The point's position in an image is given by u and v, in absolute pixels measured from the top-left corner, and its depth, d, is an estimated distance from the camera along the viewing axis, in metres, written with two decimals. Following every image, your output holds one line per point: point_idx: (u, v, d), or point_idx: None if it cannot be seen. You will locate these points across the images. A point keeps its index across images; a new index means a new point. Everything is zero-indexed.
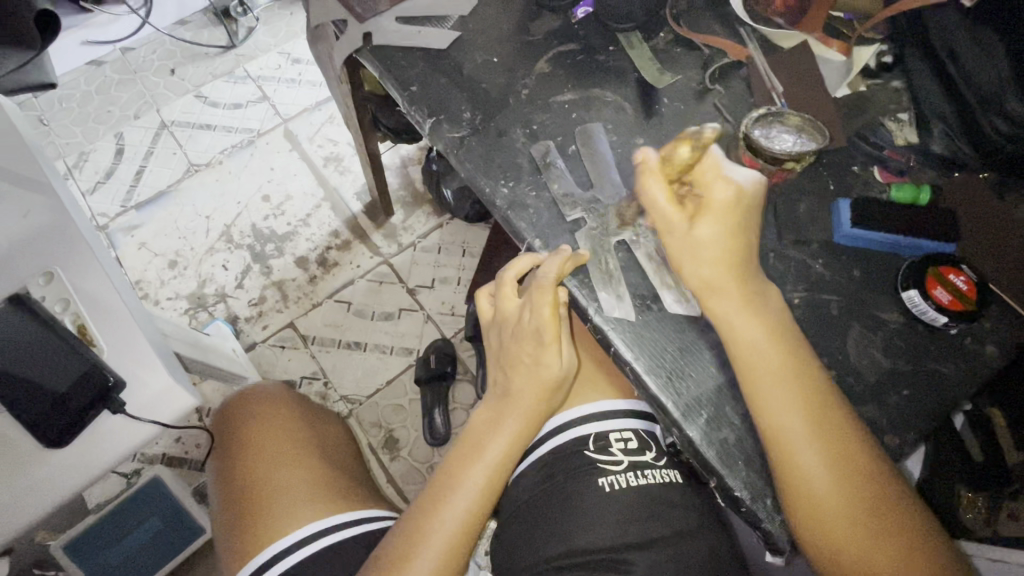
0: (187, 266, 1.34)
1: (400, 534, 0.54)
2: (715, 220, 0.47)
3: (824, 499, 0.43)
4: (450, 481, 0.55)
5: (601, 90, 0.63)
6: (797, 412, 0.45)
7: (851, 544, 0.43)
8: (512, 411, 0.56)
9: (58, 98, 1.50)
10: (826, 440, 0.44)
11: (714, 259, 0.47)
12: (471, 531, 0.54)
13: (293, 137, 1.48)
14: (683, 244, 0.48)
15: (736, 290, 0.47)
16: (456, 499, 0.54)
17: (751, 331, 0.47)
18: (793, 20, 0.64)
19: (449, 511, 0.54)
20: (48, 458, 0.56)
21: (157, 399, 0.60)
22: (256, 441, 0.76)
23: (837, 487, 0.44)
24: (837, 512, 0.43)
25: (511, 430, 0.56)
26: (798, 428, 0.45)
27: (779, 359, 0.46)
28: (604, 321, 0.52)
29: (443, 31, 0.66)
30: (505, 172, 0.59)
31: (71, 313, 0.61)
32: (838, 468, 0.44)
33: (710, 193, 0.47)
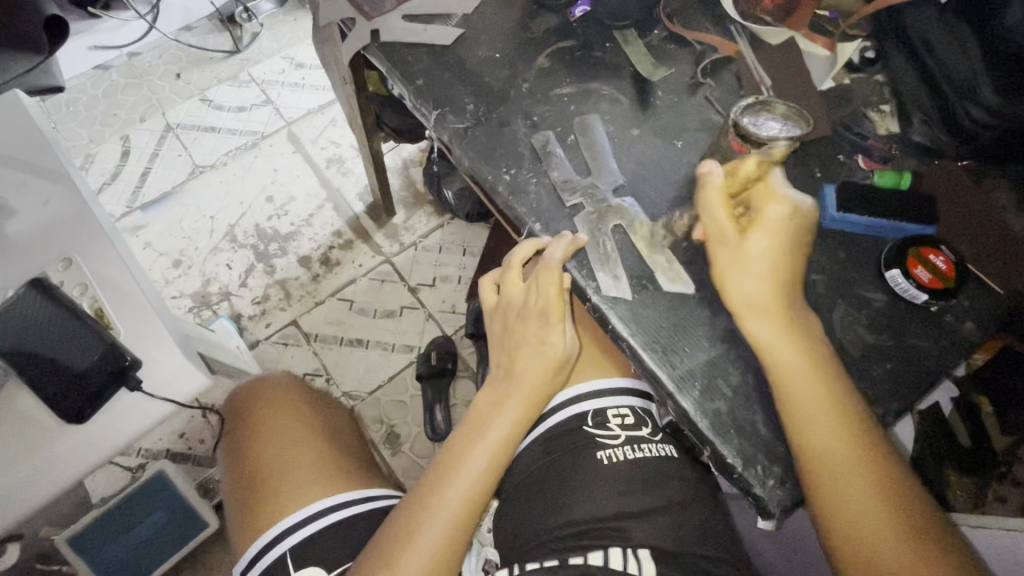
0: (191, 266, 1.36)
1: (407, 508, 0.56)
2: (765, 235, 0.51)
3: (828, 465, 0.47)
4: (457, 458, 0.57)
5: (598, 84, 0.66)
6: (808, 387, 0.49)
7: (853, 489, 0.47)
8: (515, 391, 0.58)
9: (65, 101, 1.53)
10: (828, 404, 0.48)
11: (762, 279, 0.50)
12: (477, 503, 0.56)
13: (297, 139, 1.51)
14: (733, 257, 0.51)
15: (775, 312, 0.50)
16: (461, 474, 0.56)
17: (752, 285, 0.50)
18: (780, 18, 0.67)
19: (456, 485, 0.55)
20: (68, 434, 0.59)
21: (173, 379, 0.63)
22: (276, 428, 0.78)
23: (832, 453, 0.47)
24: (838, 460, 0.47)
25: (516, 409, 0.57)
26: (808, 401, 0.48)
27: (792, 342, 0.50)
28: (602, 300, 0.55)
29: (448, 28, 0.69)
30: (507, 160, 0.62)
31: (89, 297, 0.64)
32: (841, 437, 0.48)
33: (763, 213, 0.51)
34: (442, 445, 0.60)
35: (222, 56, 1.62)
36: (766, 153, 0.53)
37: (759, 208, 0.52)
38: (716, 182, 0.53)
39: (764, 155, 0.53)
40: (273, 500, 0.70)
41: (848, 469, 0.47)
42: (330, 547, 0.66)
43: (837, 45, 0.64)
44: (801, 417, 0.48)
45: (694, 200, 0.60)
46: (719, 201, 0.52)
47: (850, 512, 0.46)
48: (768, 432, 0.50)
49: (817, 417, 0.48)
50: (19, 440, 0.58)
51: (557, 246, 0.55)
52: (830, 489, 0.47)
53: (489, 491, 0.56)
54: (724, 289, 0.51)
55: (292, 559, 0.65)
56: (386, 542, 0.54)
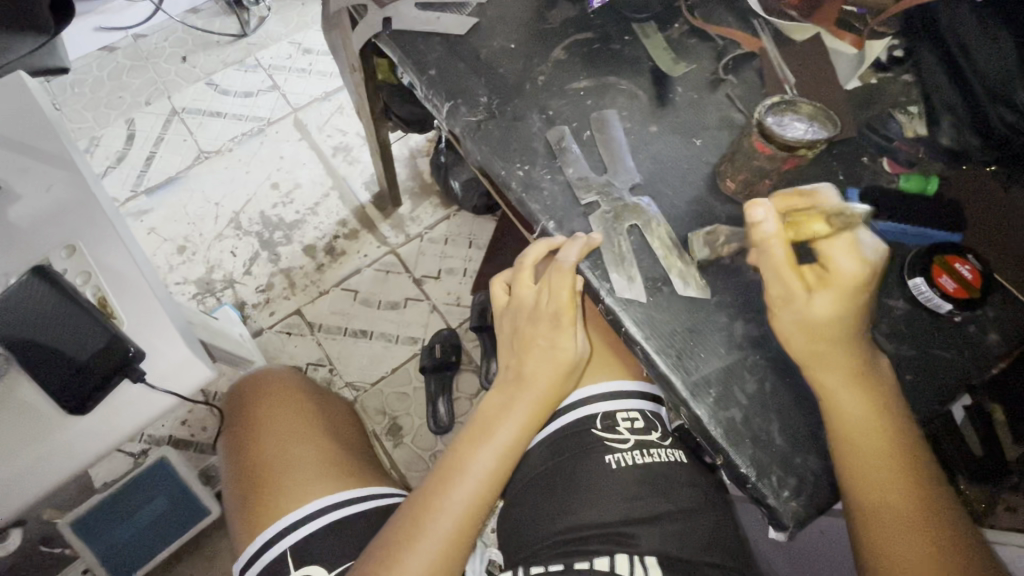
0: (195, 252, 1.35)
1: (410, 509, 0.55)
2: (833, 295, 0.47)
3: (869, 479, 0.46)
4: (463, 459, 0.56)
5: (615, 78, 0.64)
6: (847, 392, 0.47)
7: (883, 492, 0.46)
8: (521, 396, 0.57)
9: (70, 83, 1.51)
10: (865, 405, 0.47)
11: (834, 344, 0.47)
12: (482, 506, 0.55)
13: (304, 126, 1.49)
14: (795, 314, 0.48)
15: (838, 361, 0.48)
16: (467, 476, 0.55)
17: (806, 340, 0.48)
18: (806, 13, 0.65)
19: (462, 487, 0.55)
20: (69, 424, 0.58)
21: (176, 370, 0.61)
22: (293, 424, 0.77)
23: (867, 455, 0.46)
24: (870, 461, 0.46)
25: (523, 413, 0.56)
26: (853, 410, 0.47)
27: (844, 373, 0.48)
28: (615, 302, 0.53)
29: (461, 18, 0.67)
30: (521, 155, 0.60)
31: (92, 287, 0.63)
32: (885, 453, 0.46)
33: (834, 270, 0.47)
34: (447, 446, 0.59)
35: (229, 40, 1.60)
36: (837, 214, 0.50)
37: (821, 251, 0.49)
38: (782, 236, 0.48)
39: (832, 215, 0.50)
40: (277, 493, 0.69)
41: (888, 485, 0.46)
42: (330, 545, 0.65)
43: (865, 43, 0.62)
44: (847, 425, 0.47)
45: (712, 200, 0.58)
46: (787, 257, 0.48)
47: (890, 528, 0.45)
48: (784, 443, 0.49)
49: (859, 423, 0.47)
50: (20, 430, 0.58)
51: (573, 248, 0.54)
52: (868, 501, 0.46)
53: (494, 493, 0.56)
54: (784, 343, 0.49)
55: (293, 554, 0.65)
56: (389, 542, 0.53)
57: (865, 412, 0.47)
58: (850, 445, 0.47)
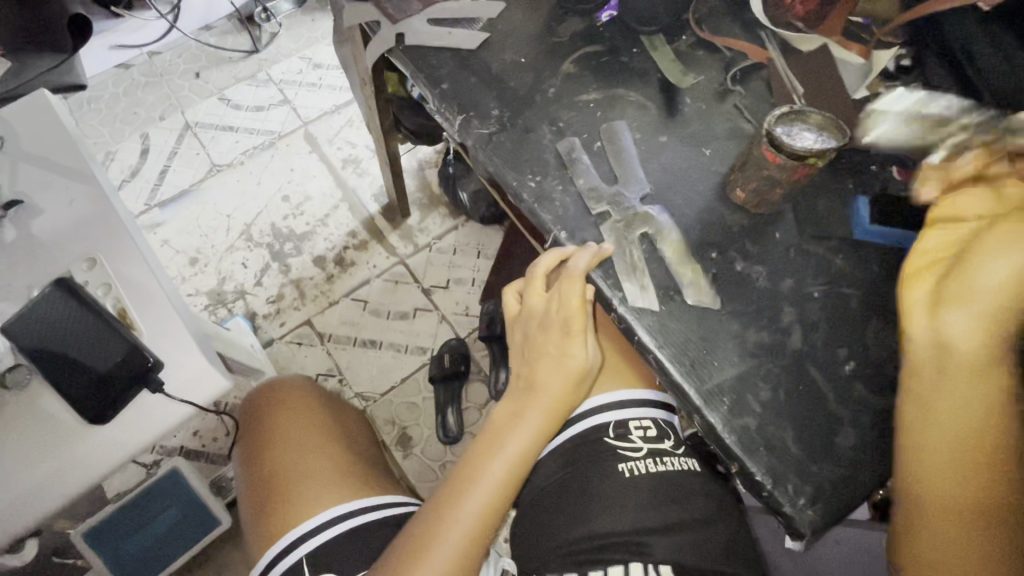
0: (208, 264, 1.37)
1: (425, 517, 0.55)
2: (956, 295, 0.45)
3: (938, 479, 0.43)
4: (477, 466, 0.56)
5: (624, 90, 0.65)
6: (965, 390, 0.43)
7: (955, 498, 0.43)
8: (533, 404, 0.57)
9: (88, 99, 1.55)
10: (969, 414, 0.43)
11: (949, 344, 0.44)
12: (493, 516, 0.55)
13: (314, 139, 1.52)
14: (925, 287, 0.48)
15: (957, 356, 0.44)
16: (478, 485, 0.55)
17: (920, 333, 0.46)
18: (812, 25, 0.66)
19: (473, 496, 0.55)
20: (90, 433, 0.59)
21: (194, 380, 0.62)
22: (314, 440, 0.77)
23: (949, 456, 0.43)
24: (954, 467, 0.43)
25: (535, 421, 0.57)
26: (962, 411, 0.43)
27: (968, 375, 0.43)
28: (627, 311, 0.54)
29: (472, 33, 0.68)
30: (532, 166, 0.61)
31: (113, 298, 0.64)
32: (981, 464, 0.42)
33: (974, 274, 0.44)
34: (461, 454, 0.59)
35: (241, 56, 1.63)
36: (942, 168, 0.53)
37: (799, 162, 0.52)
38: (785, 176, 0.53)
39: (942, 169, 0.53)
40: (294, 502, 0.70)
41: (971, 500, 0.42)
42: (341, 555, 0.65)
43: (871, 54, 0.62)
44: (932, 418, 0.44)
45: (722, 209, 0.58)
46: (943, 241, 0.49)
47: (943, 536, 0.43)
48: (801, 452, 0.49)
49: (958, 424, 0.43)
50: (42, 439, 0.59)
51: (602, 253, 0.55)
52: (936, 502, 0.43)
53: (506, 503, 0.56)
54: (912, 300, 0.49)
55: (309, 563, 0.65)
56: (402, 550, 0.54)
57: (964, 416, 0.43)
58: (933, 444, 0.44)
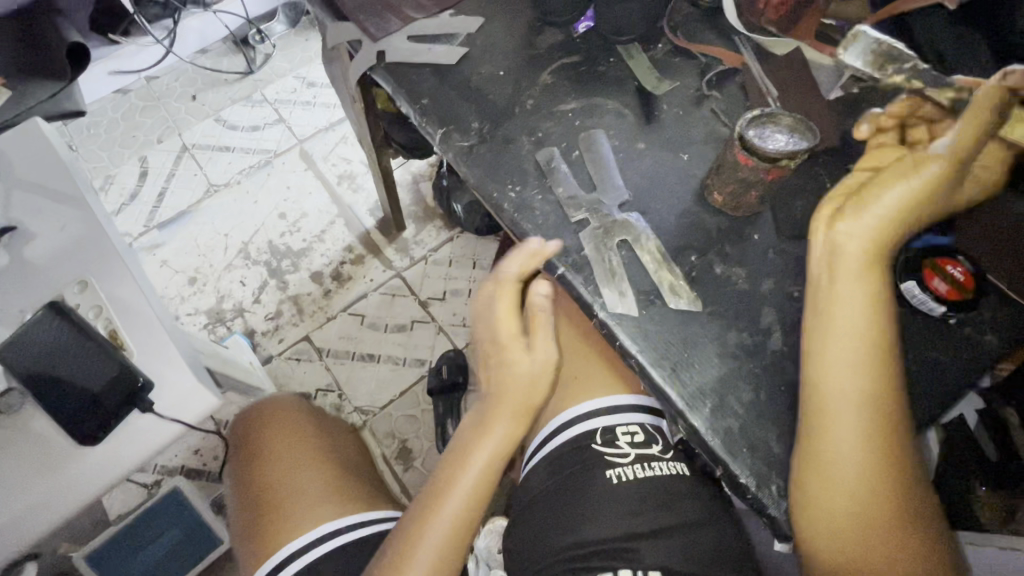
0: (206, 283, 1.39)
1: (402, 533, 0.56)
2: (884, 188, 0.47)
3: (836, 415, 0.46)
4: (447, 485, 0.56)
5: (602, 99, 0.66)
6: (864, 307, 0.47)
7: (846, 445, 0.46)
8: (498, 421, 0.56)
9: (87, 124, 1.58)
10: (869, 360, 0.46)
11: (865, 315, 0.47)
12: (464, 533, 0.55)
13: (309, 157, 1.53)
14: (864, 230, 0.47)
15: (856, 260, 0.47)
16: (448, 502, 0.55)
17: (845, 239, 0.48)
18: (785, 27, 0.67)
19: (444, 517, 0.55)
20: (81, 455, 0.60)
21: (184, 399, 0.63)
22: (285, 446, 0.78)
23: (849, 396, 0.46)
24: (848, 404, 0.46)
25: (501, 436, 0.56)
26: (860, 323, 0.47)
27: (865, 290, 0.47)
28: (608, 316, 0.54)
29: (451, 48, 0.70)
30: (512, 177, 0.62)
31: (104, 320, 0.65)
32: (873, 407, 0.46)
33: (881, 188, 0.47)
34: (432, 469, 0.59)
35: (236, 77, 1.66)
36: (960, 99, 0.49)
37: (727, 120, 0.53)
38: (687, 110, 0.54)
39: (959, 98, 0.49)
40: (283, 519, 0.71)
41: (859, 441, 0.46)
42: (335, 567, 0.66)
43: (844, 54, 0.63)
44: (834, 338, 0.47)
45: (701, 213, 0.59)
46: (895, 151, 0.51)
47: (830, 481, 0.45)
48: (783, 451, 0.49)
49: (856, 348, 0.47)
50: (34, 462, 0.59)
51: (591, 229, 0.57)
52: (827, 442, 0.46)
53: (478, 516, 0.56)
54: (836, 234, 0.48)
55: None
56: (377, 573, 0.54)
57: (866, 355, 0.47)
58: (840, 371, 0.47)
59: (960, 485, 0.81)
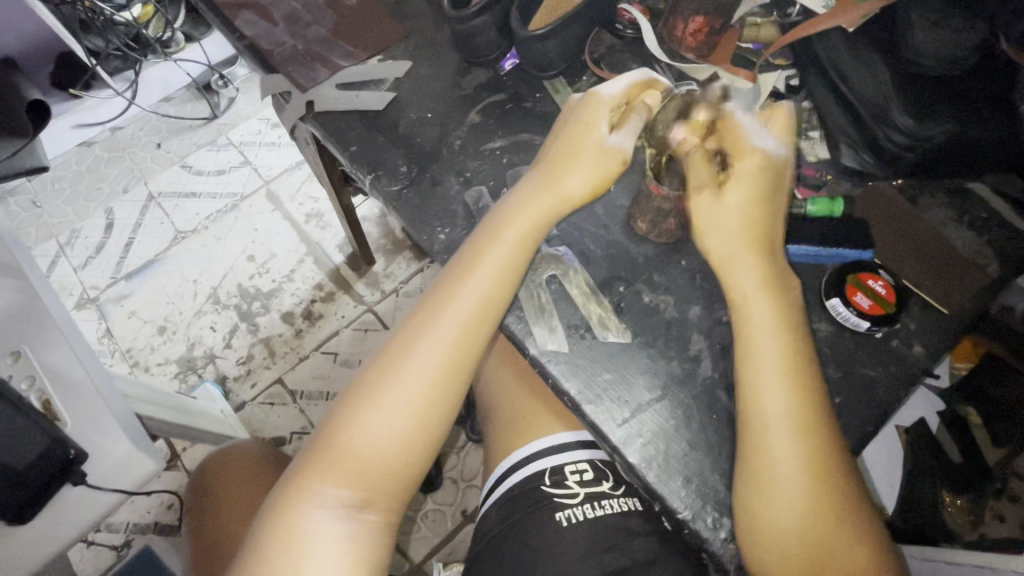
0: (176, 331, 1.37)
1: (316, 445, 0.53)
2: (741, 189, 0.50)
3: (766, 436, 0.46)
4: (421, 329, 0.54)
5: (530, 135, 0.67)
6: (774, 322, 0.48)
7: (784, 467, 0.45)
8: (475, 280, 0.54)
9: (50, 180, 1.57)
10: (795, 379, 0.47)
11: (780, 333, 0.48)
12: (389, 461, 0.52)
13: (275, 197, 1.53)
14: (729, 236, 0.50)
15: (755, 264, 0.50)
16: (420, 350, 0.53)
17: (740, 261, 0.50)
18: (704, 54, 0.69)
19: (413, 365, 0.52)
20: (14, 534, 0.58)
21: (120, 467, 0.62)
22: (248, 500, 0.79)
23: (778, 415, 0.46)
24: (782, 426, 0.46)
25: (479, 295, 0.54)
26: (772, 339, 0.48)
27: (773, 305, 0.49)
28: (540, 354, 0.54)
29: (379, 93, 0.70)
30: (441, 219, 0.62)
31: (36, 390, 0.63)
32: (807, 429, 0.45)
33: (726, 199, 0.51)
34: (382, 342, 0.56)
35: (200, 123, 1.66)
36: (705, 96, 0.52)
37: (642, 108, 0.55)
38: (596, 95, 0.55)
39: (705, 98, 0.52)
40: None
41: (795, 464, 0.45)
42: None
43: (758, 77, 0.65)
44: (754, 355, 0.48)
45: (629, 242, 0.59)
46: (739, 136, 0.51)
47: (772, 507, 0.44)
48: (720, 481, 0.48)
49: (774, 365, 0.47)
50: None
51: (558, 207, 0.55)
52: (765, 465, 0.45)
53: (454, 380, 0.53)
54: (700, 243, 0.52)
55: None
56: (337, 418, 0.53)
57: (790, 374, 0.47)
58: (767, 390, 0.47)
59: (933, 487, 0.81)
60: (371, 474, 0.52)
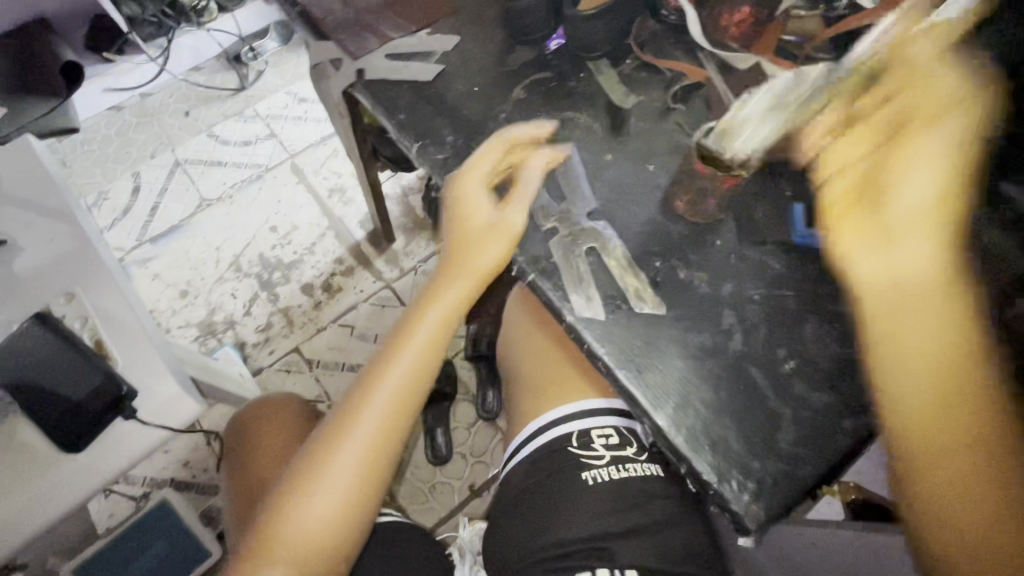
0: (197, 296, 1.40)
1: (308, 446, 0.60)
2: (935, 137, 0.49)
3: (877, 361, 0.47)
4: (399, 346, 0.60)
5: (572, 113, 0.69)
6: (900, 249, 0.47)
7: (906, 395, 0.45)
8: (440, 304, 0.60)
9: (80, 141, 1.60)
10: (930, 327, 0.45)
11: (917, 294, 0.46)
12: (372, 460, 0.59)
13: (300, 170, 1.56)
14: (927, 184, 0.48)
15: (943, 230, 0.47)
16: (391, 376, 0.60)
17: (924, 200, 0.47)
18: (746, 44, 0.69)
19: (391, 380, 0.59)
20: (65, 461, 0.61)
21: (166, 407, 0.65)
22: (282, 450, 0.81)
23: (905, 353, 0.46)
24: (905, 351, 0.46)
25: (446, 323, 0.60)
26: (935, 263, 0.46)
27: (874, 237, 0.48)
28: (576, 320, 0.56)
29: (428, 65, 0.72)
30: (484, 189, 0.65)
31: (89, 329, 0.66)
32: (915, 365, 0.45)
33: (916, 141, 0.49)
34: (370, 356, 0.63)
35: (229, 93, 1.69)
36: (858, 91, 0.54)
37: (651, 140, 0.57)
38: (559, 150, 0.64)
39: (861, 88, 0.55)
40: None
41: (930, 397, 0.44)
42: None
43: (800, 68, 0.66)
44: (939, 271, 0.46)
45: (665, 220, 0.61)
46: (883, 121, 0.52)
47: (939, 431, 0.43)
48: (743, 448, 0.51)
49: (889, 290, 0.47)
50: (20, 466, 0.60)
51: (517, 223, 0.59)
52: (890, 390, 0.46)
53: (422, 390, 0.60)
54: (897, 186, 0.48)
55: None
56: (318, 443, 0.59)
57: (924, 330, 0.45)
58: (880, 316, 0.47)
59: None
60: (346, 488, 0.58)
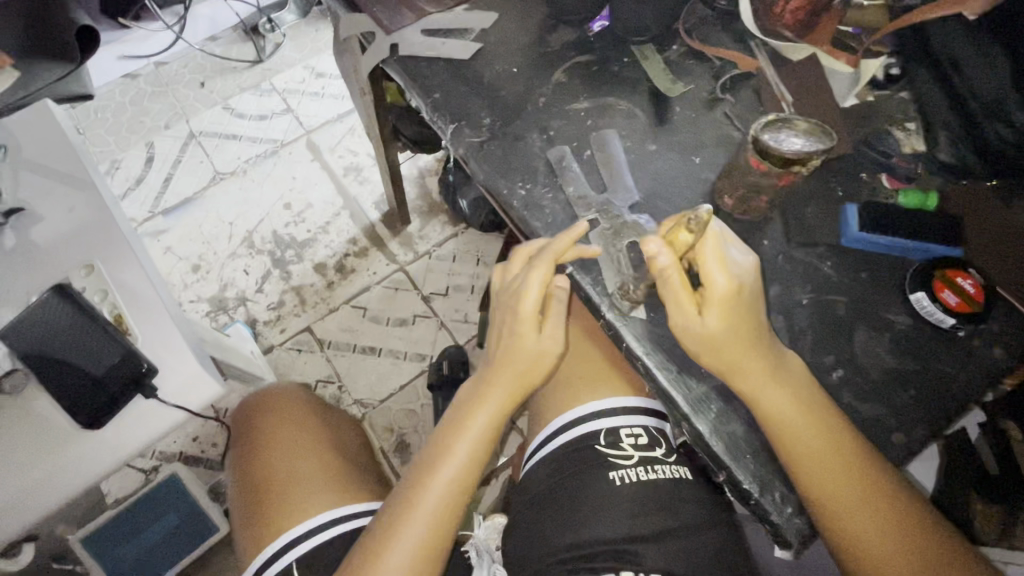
0: (209, 271, 1.39)
1: (383, 519, 0.56)
2: (716, 305, 0.48)
3: (805, 455, 0.47)
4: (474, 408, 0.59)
5: (615, 99, 0.66)
6: (751, 361, 0.48)
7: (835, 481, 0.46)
8: (522, 350, 0.58)
9: (93, 108, 1.57)
10: (809, 415, 0.47)
11: (789, 399, 0.48)
12: (444, 530, 0.56)
13: (316, 148, 1.53)
14: (727, 336, 0.48)
15: (758, 367, 0.48)
16: (473, 428, 0.59)
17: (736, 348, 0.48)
18: (799, 35, 0.65)
19: (465, 442, 0.58)
20: (86, 438, 0.60)
21: (187, 387, 0.63)
22: (296, 440, 0.80)
23: (818, 444, 0.47)
24: (808, 437, 0.47)
25: (527, 369, 0.59)
26: (756, 381, 0.48)
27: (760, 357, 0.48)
28: (616, 317, 0.54)
29: (465, 43, 0.69)
30: (521, 174, 0.62)
31: (109, 304, 0.64)
32: (831, 451, 0.47)
33: (713, 297, 0.48)
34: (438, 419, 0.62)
35: (246, 65, 1.65)
36: (693, 221, 0.48)
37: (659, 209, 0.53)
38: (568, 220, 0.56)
39: (692, 222, 0.48)
40: (281, 504, 0.72)
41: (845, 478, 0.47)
42: (339, 555, 0.68)
43: (860, 62, 0.62)
44: (748, 386, 0.48)
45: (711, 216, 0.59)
46: (673, 272, 0.49)
47: (861, 522, 0.46)
48: None
49: (784, 412, 0.48)
50: (40, 441, 0.60)
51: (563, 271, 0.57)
52: (815, 480, 0.46)
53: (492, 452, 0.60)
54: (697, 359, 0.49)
55: (297, 566, 0.67)
56: (400, 500, 0.57)
57: (796, 411, 0.48)
58: (794, 414, 0.48)
59: None
60: (421, 547, 0.55)
